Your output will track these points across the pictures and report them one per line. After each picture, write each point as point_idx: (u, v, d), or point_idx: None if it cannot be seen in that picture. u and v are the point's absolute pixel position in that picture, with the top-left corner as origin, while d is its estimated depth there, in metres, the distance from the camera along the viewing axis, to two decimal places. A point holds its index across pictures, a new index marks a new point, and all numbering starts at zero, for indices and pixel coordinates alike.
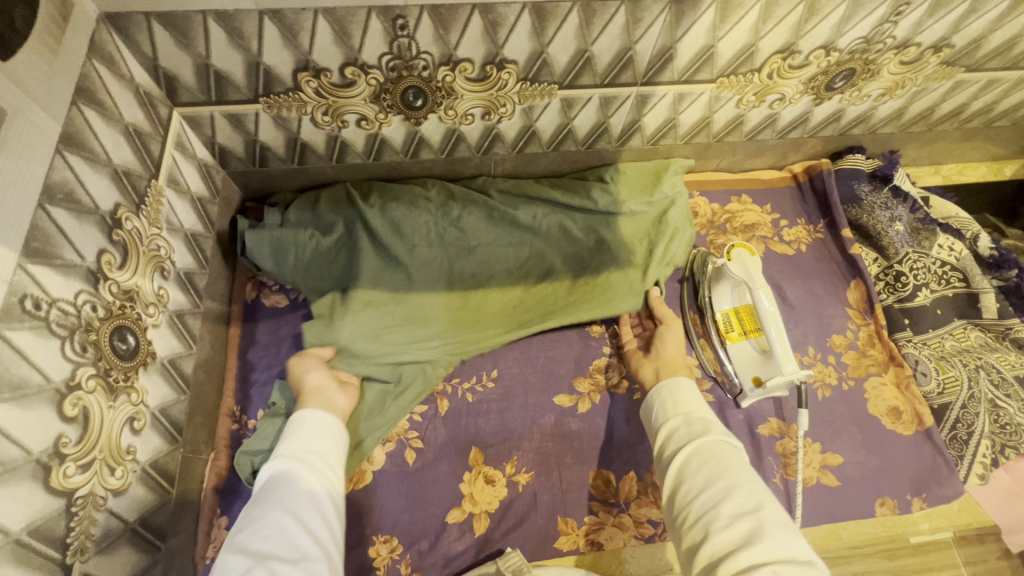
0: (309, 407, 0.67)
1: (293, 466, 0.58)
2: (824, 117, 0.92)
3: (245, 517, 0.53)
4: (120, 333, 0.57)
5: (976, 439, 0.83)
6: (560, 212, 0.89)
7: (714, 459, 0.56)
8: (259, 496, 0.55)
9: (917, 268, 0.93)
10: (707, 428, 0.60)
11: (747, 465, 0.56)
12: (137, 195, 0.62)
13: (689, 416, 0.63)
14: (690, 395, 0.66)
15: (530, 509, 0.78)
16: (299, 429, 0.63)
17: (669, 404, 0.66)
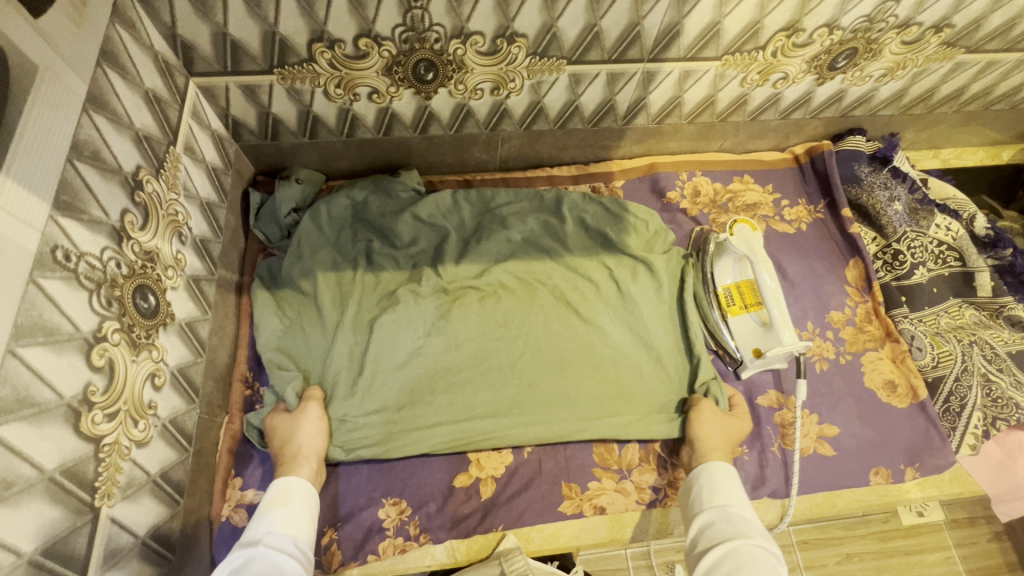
0: (288, 479, 0.67)
1: (271, 552, 0.58)
2: (826, 97, 0.94)
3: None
4: (142, 291, 0.59)
5: (969, 411, 0.85)
6: (550, 273, 0.91)
7: (745, 563, 0.59)
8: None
9: (915, 246, 0.95)
10: (739, 531, 0.64)
11: (775, 574, 0.59)
12: (157, 160, 0.64)
13: (726, 509, 0.67)
14: (734, 489, 0.70)
15: (535, 475, 0.80)
16: (281, 506, 0.63)
17: (708, 494, 0.70)
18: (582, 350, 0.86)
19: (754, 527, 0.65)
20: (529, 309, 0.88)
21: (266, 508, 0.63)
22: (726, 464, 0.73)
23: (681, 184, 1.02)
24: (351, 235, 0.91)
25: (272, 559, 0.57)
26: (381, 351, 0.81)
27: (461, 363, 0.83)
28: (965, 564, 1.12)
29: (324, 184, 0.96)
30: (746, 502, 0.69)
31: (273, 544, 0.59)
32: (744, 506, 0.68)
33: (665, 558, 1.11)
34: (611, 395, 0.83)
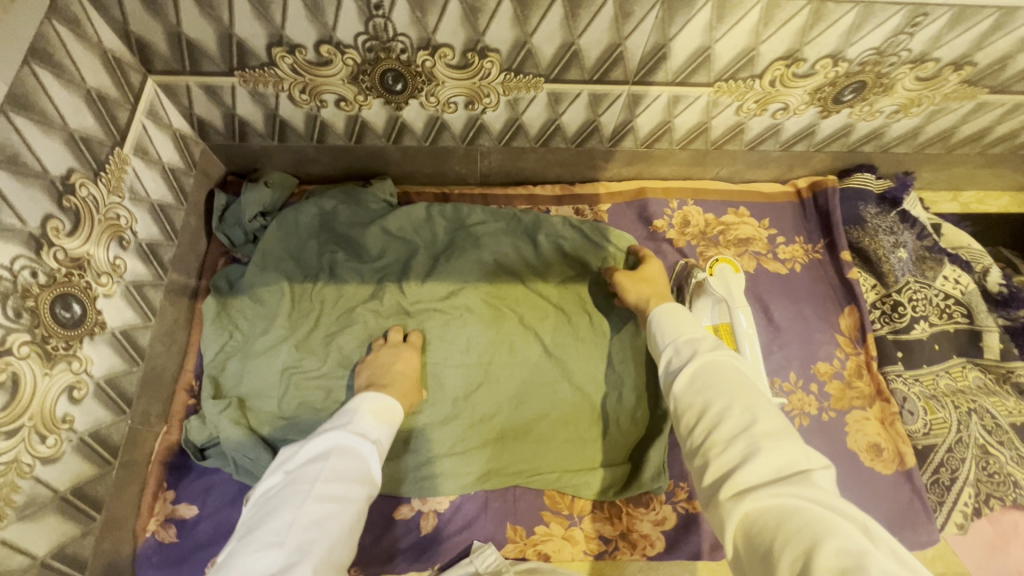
0: (398, 404, 0.69)
1: (371, 460, 0.59)
2: (832, 131, 0.87)
3: (325, 486, 0.54)
4: (64, 301, 0.56)
5: (959, 486, 0.78)
6: (522, 302, 0.87)
7: (713, 378, 0.49)
8: (337, 469, 0.56)
9: (918, 299, 0.88)
10: (699, 349, 0.53)
11: (752, 381, 0.50)
12: (97, 162, 0.61)
13: (676, 341, 0.56)
14: (683, 320, 0.59)
15: (479, 513, 0.76)
16: (384, 424, 0.64)
17: (661, 336, 0.59)
18: (546, 392, 0.82)
19: (713, 342, 0.55)
20: (494, 339, 0.84)
21: (376, 415, 0.65)
22: (672, 304, 0.63)
23: (670, 212, 0.96)
24: (316, 247, 0.88)
25: (369, 470, 0.58)
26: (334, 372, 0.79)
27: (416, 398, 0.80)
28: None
29: (297, 187, 0.93)
30: (696, 323, 0.59)
31: (373, 447, 0.61)
32: (695, 328, 0.58)
33: None
34: (567, 440, 0.80)
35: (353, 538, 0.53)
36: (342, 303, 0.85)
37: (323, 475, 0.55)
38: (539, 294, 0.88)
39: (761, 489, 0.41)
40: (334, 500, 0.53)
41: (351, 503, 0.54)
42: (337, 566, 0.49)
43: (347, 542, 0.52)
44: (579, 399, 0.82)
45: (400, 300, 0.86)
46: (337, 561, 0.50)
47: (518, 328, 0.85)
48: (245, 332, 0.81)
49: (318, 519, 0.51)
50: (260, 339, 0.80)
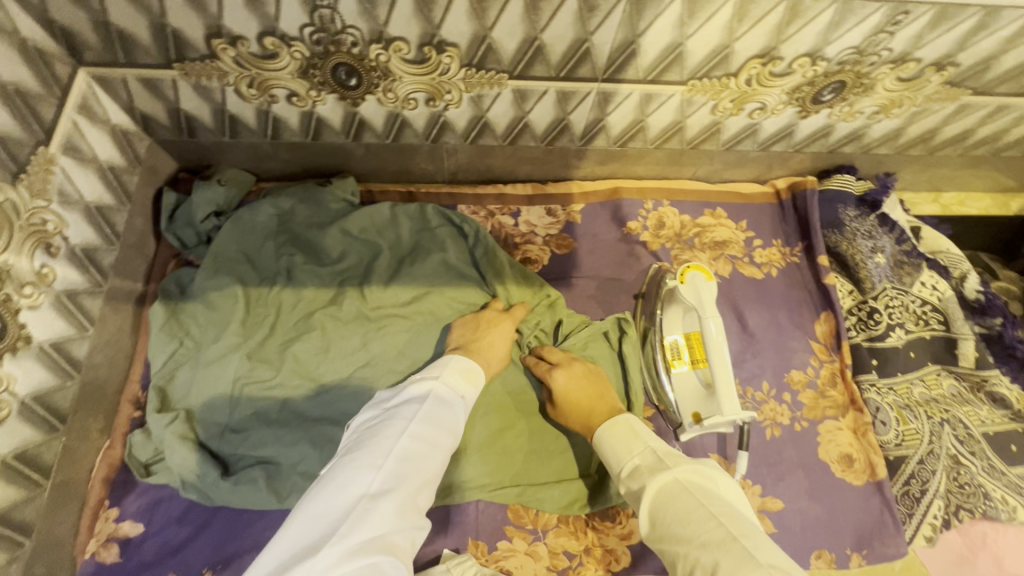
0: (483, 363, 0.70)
1: (460, 413, 0.61)
2: (811, 131, 0.84)
3: (422, 426, 0.56)
4: None
5: (929, 498, 0.77)
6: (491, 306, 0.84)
7: (670, 517, 0.51)
8: (434, 414, 0.58)
9: (894, 306, 0.86)
10: (643, 482, 0.56)
11: (700, 499, 0.51)
12: (14, 163, 0.56)
13: (624, 469, 0.59)
14: (619, 438, 0.61)
15: (440, 529, 0.74)
16: (478, 379, 0.65)
17: (608, 461, 0.62)
18: (517, 403, 0.79)
19: (655, 460, 0.57)
20: None
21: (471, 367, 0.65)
22: (617, 417, 0.64)
23: (645, 213, 0.93)
24: (273, 249, 0.84)
25: (458, 422, 0.60)
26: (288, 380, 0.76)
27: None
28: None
29: (254, 185, 0.89)
30: (638, 435, 0.61)
31: (465, 399, 0.62)
32: (635, 445, 0.60)
33: None
34: (534, 450, 0.77)
35: (435, 481, 0.56)
36: (301, 308, 0.82)
37: (422, 416, 0.57)
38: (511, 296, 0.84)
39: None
40: (428, 443, 0.56)
41: (439, 451, 0.56)
42: (419, 507, 0.53)
43: (430, 486, 0.55)
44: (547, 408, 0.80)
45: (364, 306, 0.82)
46: (420, 503, 0.53)
47: None
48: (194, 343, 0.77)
49: (413, 458, 0.54)
50: (209, 348, 0.76)
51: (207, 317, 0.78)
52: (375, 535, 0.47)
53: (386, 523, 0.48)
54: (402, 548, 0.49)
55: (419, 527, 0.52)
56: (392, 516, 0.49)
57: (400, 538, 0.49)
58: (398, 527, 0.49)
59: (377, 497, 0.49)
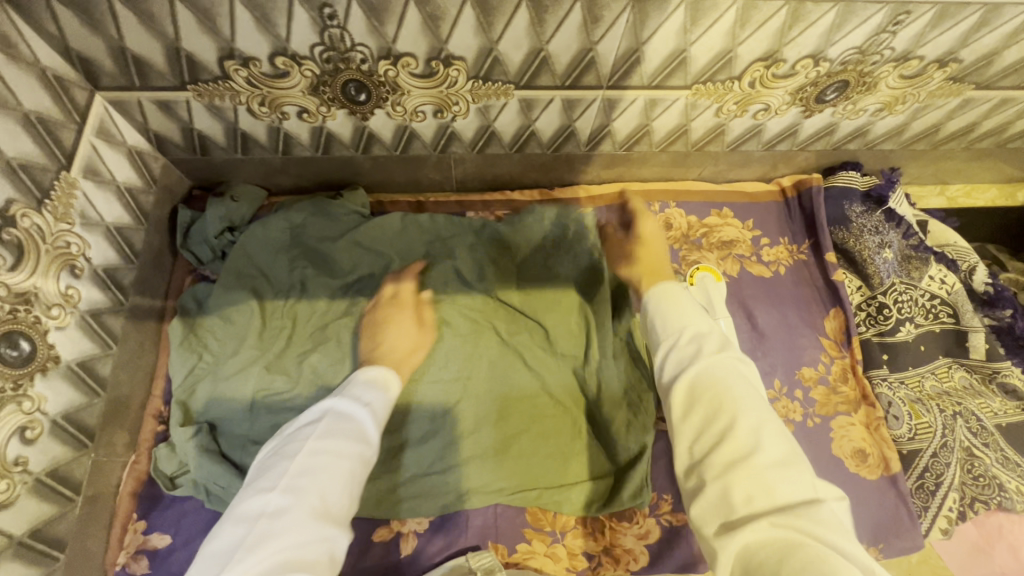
0: (396, 375, 0.68)
1: (369, 419, 0.58)
2: (815, 130, 0.84)
3: (316, 445, 0.53)
4: (8, 339, 0.54)
5: (944, 490, 0.77)
6: (504, 313, 0.86)
7: (709, 392, 0.47)
8: (331, 429, 0.55)
9: (903, 300, 0.86)
10: (704, 346, 0.50)
11: (751, 388, 0.47)
12: (40, 189, 0.58)
13: (679, 332, 0.53)
14: (684, 306, 0.56)
15: (460, 533, 0.75)
16: (383, 388, 0.63)
17: (662, 321, 0.55)
18: (528, 405, 0.81)
19: (717, 339, 0.51)
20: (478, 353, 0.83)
21: (368, 383, 0.63)
22: (669, 283, 0.59)
23: (652, 215, 0.94)
24: (286, 262, 0.85)
25: (368, 429, 0.57)
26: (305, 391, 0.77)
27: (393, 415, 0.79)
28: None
29: (266, 200, 0.90)
30: (696, 306, 0.56)
31: (368, 407, 0.59)
32: (694, 314, 0.55)
33: None
34: (549, 454, 0.79)
35: (354, 490, 0.53)
36: (318, 321, 0.83)
37: (315, 435, 0.54)
38: (521, 303, 0.86)
39: (756, 522, 0.40)
40: (331, 457, 0.52)
41: (349, 459, 0.53)
42: (331, 517, 0.49)
43: (345, 495, 0.51)
44: (561, 413, 0.81)
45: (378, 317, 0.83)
46: (333, 516, 0.50)
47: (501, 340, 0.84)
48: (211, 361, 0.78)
49: (310, 476, 0.50)
50: (229, 361, 0.78)
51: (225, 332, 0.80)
52: (278, 558, 0.44)
53: (284, 545, 0.45)
54: (317, 563, 0.46)
55: (336, 537, 0.48)
56: (289, 534, 0.46)
57: (310, 553, 0.46)
58: (302, 542, 0.46)
59: (265, 524, 0.47)
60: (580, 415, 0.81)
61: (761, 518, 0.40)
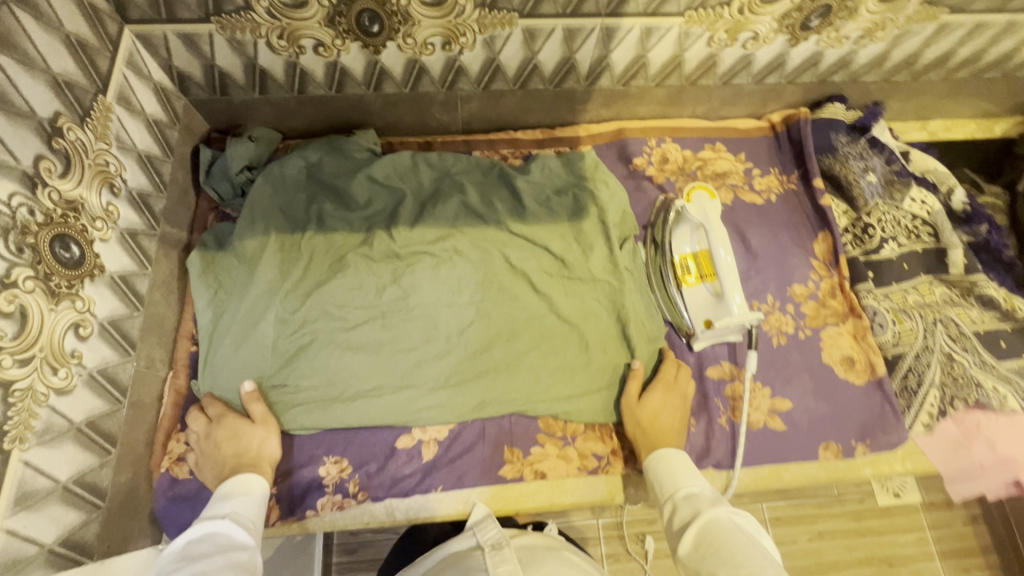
0: (258, 475, 0.68)
1: (230, 524, 0.60)
2: (801, 60, 0.89)
3: (175, 569, 0.54)
4: (62, 241, 0.58)
5: (926, 389, 0.83)
6: (512, 242, 0.90)
7: (714, 543, 0.57)
8: (192, 550, 0.56)
9: (886, 220, 0.92)
10: (698, 508, 0.63)
11: (751, 539, 0.57)
12: (82, 107, 0.62)
13: (678, 494, 0.66)
14: (681, 469, 0.69)
15: (478, 439, 0.80)
16: (243, 493, 0.65)
17: (669, 484, 0.68)
18: (539, 326, 0.86)
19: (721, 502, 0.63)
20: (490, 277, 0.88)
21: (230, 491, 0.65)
22: (672, 450, 0.72)
23: (650, 150, 0.99)
24: (304, 199, 0.89)
25: (235, 543, 0.58)
26: (326, 312, 0.82)
27: (410, 338, 0.83)
28: (938, 545, 1.25)
29: (281, 142, 0.94)
30: (703, 477, 0.68)
31: (234, 518, 0.61)
32: (702, 483, 0.67)
33: (636, 528, 1.29)
34: (557, 366, 0.83)
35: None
36: (333, 250, 0.87)
37: (173, 562, 0.55)
38: (527, 232, 0.91)
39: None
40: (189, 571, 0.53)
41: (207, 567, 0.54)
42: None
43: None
44: (567, 332, 0.86)
45: (393, 247, 0.88)
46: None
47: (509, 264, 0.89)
48: (231, 289, 0.81)
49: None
50: (248, 298, 0.79)
51: (242, 261, 0.82)
52: None
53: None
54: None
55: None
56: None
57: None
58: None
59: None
60: (588, 335, 0.85)
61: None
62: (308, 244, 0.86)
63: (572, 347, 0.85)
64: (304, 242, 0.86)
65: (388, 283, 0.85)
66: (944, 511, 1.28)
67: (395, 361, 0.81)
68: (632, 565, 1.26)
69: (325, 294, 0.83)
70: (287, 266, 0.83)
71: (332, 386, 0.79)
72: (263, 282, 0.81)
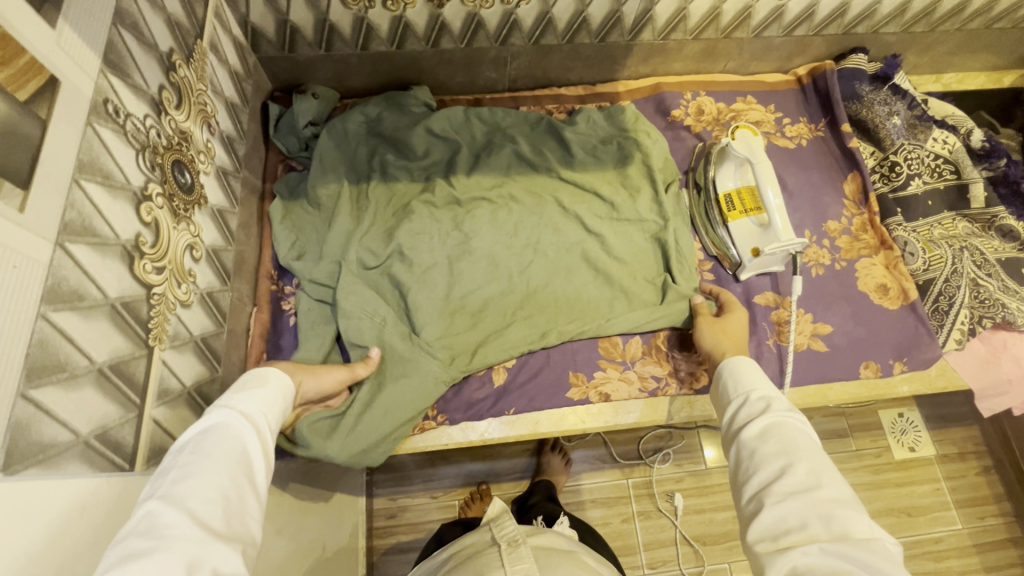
0: (275, 369, 0.60)
1: (244, 422, 0.51)
2: (829, 11, 0.96)
3: (186, 467, 0.45)
4: (178, 167, 0.63)
5: (956, 309, 0.89)
6: (560, 186, 0.94)
7: (781, 437, 0.55)
8: (203, 446, 0.47)
9: (912, 158, 0.98)
10: (771, 405, 0.60)
11: (816, 446, 0.54)
12: (187, 48, 0.67)
13: (750, 392, 0.63)
14: (756, 372, 0.66)
15: (544, 365, 0.85)
16: (261, 385, 0.56)
17: (733, 382, 0.66)
18: (603, 264, 0.89)
19: (785, 402, 0.61)
20: (544, 223, 0.90)
21: (245, 384, 0.56)
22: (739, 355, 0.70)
23: (686, 102, 1.04)
24: (367, 151, 0.94)
25: (245, 440, 0.50)
26: (396, 250, 0.85)
27: (479, 286, 0.86)
28: (953, 495, 1.28)
29: (339, 102, 0.99)
30: (770, 379, 0.64)
31: (247, 416, 0.52)
32: (767, 383, 0.64)
33: (664, 487, 1.25)
34: (613, 298, 0.88)
35: (238, 500, 0.45)
36: (397, 196, 0.91)
37: (184, 455, 0.46)
38: (577, 174, 0.95)
39: (808, 543, 0.47)
40: (202, 474, 0.45)
41: (225, 475, 0.45)
42: (209, 533, 0.42)
43: (229, 504, 0.44)
44: (617, 270, 0.90)
45: (456, 192, 0.91)
46: (215, 530, 0.42)
47: (562, 209, 0.92)
48: (309, 236, 0.86)
49: (179, 494, 0.43)
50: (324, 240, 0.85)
51: (319, 208, 0.87)
52: None
53: (149, 572, 0.38)
54: None
55: (217, 549, 0.41)
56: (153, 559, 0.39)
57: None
58: (171, 562, 0.39)
59: (138, 539, 0.40)
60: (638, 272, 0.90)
61: (811, 541, 0.47)
62: (374, 189, 0.91)
63: (630, 286, 0.89)
64: (371, 186, 0.90)
65: (450, 228, 0.88)
66: (957, 463, 1.31)
67: (466, 296, 0.85)
68: (663, 522, 1.22)
69: (395, 237, 0.86)
70: (357, 211, 0.88)
71: (407, 321, 0.83)
72: (337, 224, 0.86)
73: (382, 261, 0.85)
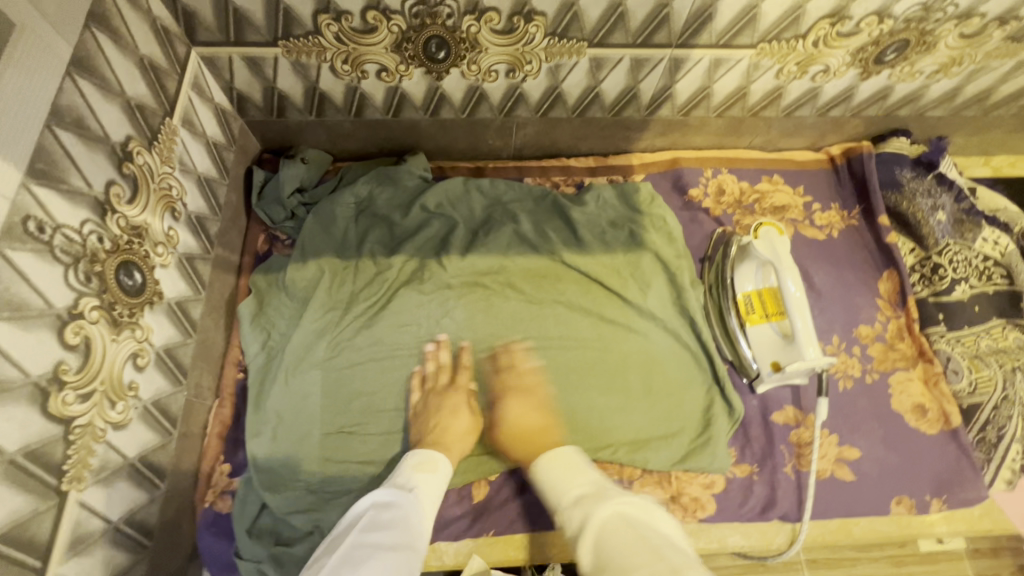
0: (441, 456, 0.67)
1: (411, 507, 0.59)
2: (870, 94, 0.87)
3: (362, 543, 0.54)
4: (126, 268, 0.56)
5: (1007, 443, 0.79)
6: (564, 269, 0.86)
7: (627, 543, 0.50)
8: (376, 525, 0.56)
9: (957, 260, 0.88)
10: (587, 509, 0.55)
11: (654, 544, 0.50)
12: (150, 131, 0.61)
13: (569, 488, 0.59)
14: (564, 468, 0.62)
15: (532, 480, 0.77)
16: (430, 473, 0.64)
17: (552, 485, 0.61)
18: (604, 362, 0.80)
19: (600, 493, 0.57)
20: (542, 312, 0.82)
21: (417, 466, 0.65)
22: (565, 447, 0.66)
23: (706, 181, 0.96)
24: (355, 226, 0.86)
25: (411, 525, 0.57)
26: (379, 339, 0.78)
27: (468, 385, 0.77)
28: None
29: (332, 164, 0.93)
30: None
31: (419, 502, 0.60)
32: (579, 477, 0.60)
33: None
34: (615, 406, 0.78)
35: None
36: (383, 274, 0.83)
37: (362, 534, 0.55)
38: (582, 256, 0.87)
39: None
40: (375, 555, 0.53)
41: (394, 544, 0.54)
42: None
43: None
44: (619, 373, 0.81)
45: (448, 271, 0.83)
46: None
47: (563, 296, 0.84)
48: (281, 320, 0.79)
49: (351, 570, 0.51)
50: (297, 333, 0.77)
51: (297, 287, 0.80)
52: None
53: None
54: None
55: None
56: None
57: None
58: None
59: None
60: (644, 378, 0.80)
61: None
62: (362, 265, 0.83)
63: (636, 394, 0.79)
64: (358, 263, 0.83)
65: (439, 315, 0.80)
66: None
67: None
68: None
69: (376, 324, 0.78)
70: (337, 291, 0.81)
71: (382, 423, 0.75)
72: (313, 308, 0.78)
73: (362, 351, 0.77)
